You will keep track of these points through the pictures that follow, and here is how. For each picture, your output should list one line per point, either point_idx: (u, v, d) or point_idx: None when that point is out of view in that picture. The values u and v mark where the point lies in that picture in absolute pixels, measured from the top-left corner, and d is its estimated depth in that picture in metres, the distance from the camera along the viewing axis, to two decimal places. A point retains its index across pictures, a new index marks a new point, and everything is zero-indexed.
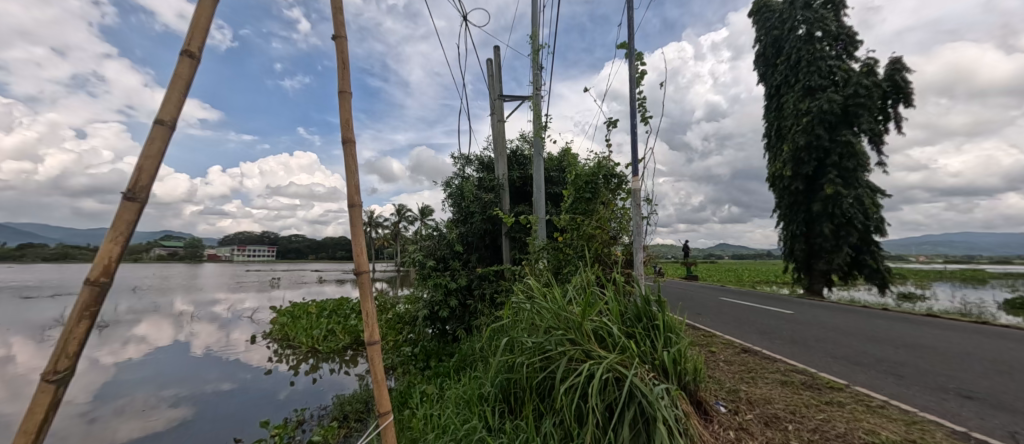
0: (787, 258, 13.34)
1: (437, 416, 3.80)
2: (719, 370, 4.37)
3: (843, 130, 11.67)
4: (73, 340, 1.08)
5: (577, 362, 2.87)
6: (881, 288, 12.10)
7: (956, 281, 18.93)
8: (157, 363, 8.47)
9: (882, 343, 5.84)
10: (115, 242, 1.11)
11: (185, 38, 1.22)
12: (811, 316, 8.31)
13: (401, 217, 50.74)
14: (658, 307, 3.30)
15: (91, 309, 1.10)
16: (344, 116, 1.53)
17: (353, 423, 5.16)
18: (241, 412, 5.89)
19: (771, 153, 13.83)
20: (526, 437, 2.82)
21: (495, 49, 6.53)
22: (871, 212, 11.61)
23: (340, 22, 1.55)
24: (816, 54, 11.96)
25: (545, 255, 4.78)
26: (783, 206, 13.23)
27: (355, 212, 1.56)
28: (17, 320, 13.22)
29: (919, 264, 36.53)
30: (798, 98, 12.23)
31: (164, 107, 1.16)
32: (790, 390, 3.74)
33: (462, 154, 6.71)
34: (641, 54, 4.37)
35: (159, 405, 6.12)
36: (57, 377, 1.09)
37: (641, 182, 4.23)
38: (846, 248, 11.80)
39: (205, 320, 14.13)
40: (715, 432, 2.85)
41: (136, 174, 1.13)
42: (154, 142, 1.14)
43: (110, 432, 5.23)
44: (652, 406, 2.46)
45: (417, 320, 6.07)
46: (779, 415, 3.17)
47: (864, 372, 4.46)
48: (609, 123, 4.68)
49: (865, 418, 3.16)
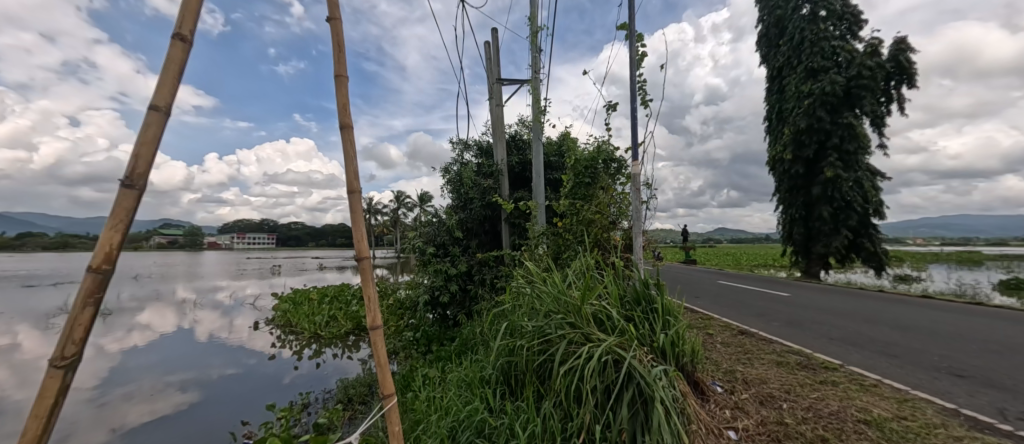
0: (785, 241, 13.46)
1: (438, 398, 3.92)
2: (716, 351, 4.45)
3: (844, 112, 11.57)
4: (79, 326, 1.10)
5: (576, 345, 2.91)
6: (879, 270, 12.21)
7: (953, 263, 19.17)
8: (161, 349, 8.56)
9: (876, 324, 5.96)
10: (116, 229, 1.12)
11: (176, 23, 1.21)
12: (807, 298, 8.44)
13: (400, 204, 50.77)
14: (658, 291, 3.35)
15: (94, 296, 1.12)
16: (341, 101, 1.53)
17: (357, 406, 5.26)
18: (247, 396, 5.99)
19: (771, 136, 13.82)
20: (526, 418, 2.88)
21: (494, 30, 6.43)
22: (871, 195, 11.58)
23: (333, 3, 1.54)
24: (819, 34, 11.78)
25: (544, 241, 4.83)
26: (782, 189, 13.26)
27: (355, 198, 1.57)
28: (20, 309, 13.30)
29: (915, 247, 36.87)
30: (800, 79, 12.13)
31: (159, 93, 1.17)
32: (786, 371, 3.81)
33: (460, 139, 6.67)
34: (642, 35, 4.34)
35: (166, 390, 6.23)
36: (65, 363, 1.12)
37: (641, 167, 4.25)
38: (845, 231, 11.85)
39: (208, 307, 14.29)
40: (711, 411, 2.92)
41: (134, 161, 1.14)
42: (150, 128, 1.15)
43: (119, 415, 5.35)
44: (651, 387, 2.52)
45: (418, 306, 6.17)
46: (774, 394, 3.24)
47: (859, 353, 4.54)
48: (609, 107, 4.66)
49: (859, 396, 3.24)
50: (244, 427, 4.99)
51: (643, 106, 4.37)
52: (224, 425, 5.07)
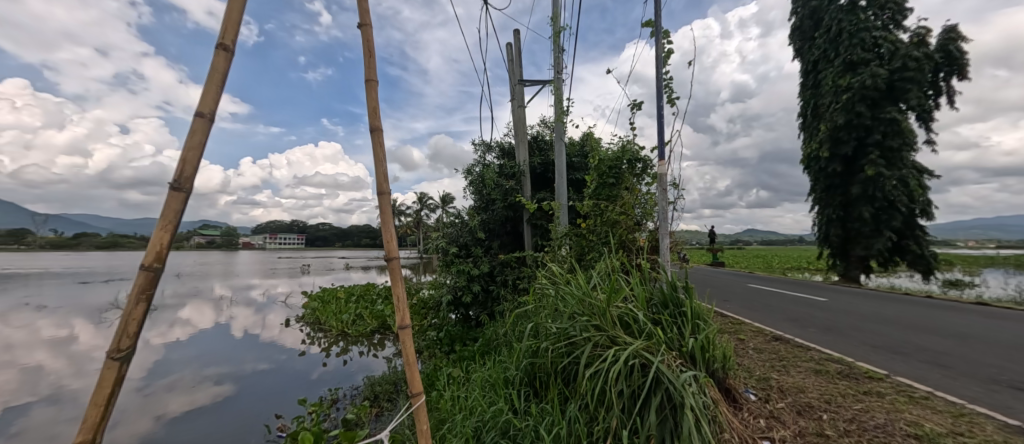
0: (821, 242, 12.89)
1: (463, 398, 3.93)
2: (748, 357, 4.30)
3: (887, 107, 10.98)
4: (133, 320, 1.17)
5: (602, 349, 2.89)
6: (926, 274, 11.52)
7: (1010, 267, 17.86)
8: (199, 344, 8.98)
9: (923, 332, 5.61)
10: (165, 230, 1.19)
11: (219, 33, 1.26)
12: (845, 303, 8.05)
13: (423, 205, 51.48)
14: (685, 293, 3.26)
15: (147, 293, 1.18)
16: (371, 104, 1.56)
17: (384, 402, 5.37)
18: (280, 391, 6.19)
19: (806, 132, 13.26)
20: (551, 421, 2.86)
21: (515, 32, 6.48)
22: (917, 195, 10.94)
23: (365, 10, 1.57)
24: (859, 24, 11.23)
25: (567, 242, 4.81)
26: (818, 189, 12.72)
27: (384, 199, 1.59)
28: (75, 304, 14.25)
29: (968, 250, 34.49)
30: (838, 73, 11.56)
31: (203, 100, 1.22)
32: (826, 379, 3.63)
33: (482, 141, 6.72)
34: (669, 32, 4.25)
35: (204, 382, 6.52)
36: (121, 354, 1.18)
37: (667, 166, 4.15)
38: (888, 232, 11.26)
39: (241, 304, 14.88)
40: (744, 420, 2.82)
41: (182, 167, 1.20)
42: (195, 134, 1.20)
43: (163, 405, 5.65)
44: (679, 393, 2.44)
45: (442, 306, 6.26)
46: (813, 404, 3.10)
47: (905, 362, 4.30)
48: (634, 107, 4.62)
49: (908, 409, 3.05)
50: (277, 420, 5.16)
51: (670, 104, 4.29)
52: (260, 417, 5.26)
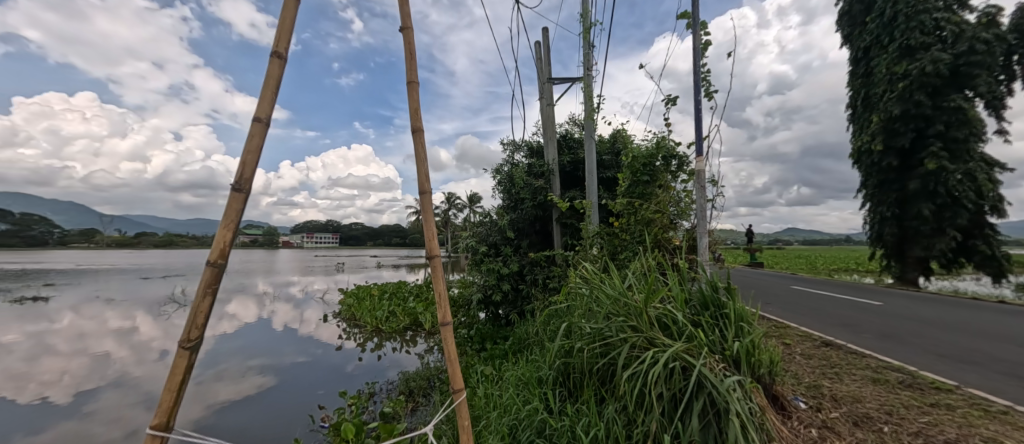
0: (873, 242, 12.09)
1: (497, 396, 3.95)
2: (795, 363, 4.10)
3: (950, 95, 10.14)
4: (200, 312, 1.25)
5: (639, 350, 2.82)
6: (996, 277, 10.57)
7: None
8: (245, 337, 9.47)
9: (994, 340, 5.17)
10: (227, 228, 1.26)
11: (274, 41, 1.33)
12: (902, 307, 7.52)
13: (453, 205, 52.19)
14: (727, 294, 3.14)
15: (212, 287, 1.26)
16: (412, 105, 1.59)
17: (418, 397, 5.49)
18: (319, 383, 6.45)
19: (857, 124, 12.45)
20: (588, 421, 2.82)
21: (543, 30, 6.43)
22: (987, 190, 10.05)
23: (406, 13, 1.61)
24: (918, 6, 10.39)
25: (598, 241, 4.74)
26: (870, 185, 11.92)
27: (426, 199, 1.63)
28: (136, 298, 15.39)
29: None
30: (893, 60, 10.77)
31: (260, 106, 1.28)
32: (884, 389, 3.40)
33: (511, 140, 6.73)
34: (706, 23, 4.10)
35: (249, 373, 6.87)
36: (190, 344, 1.26)
37: (705, 162, 4.02)
38: (952, 231, 10.41)
39: (282, 300, 15.60)
40: (794, 429, 2.69)
41: (241, 168, 1.26)
42: (254, 137, 1.27)
43: (214, 393, 6.00)
44: (724, 398, 2.36)
45: (472, 304, 6.33)
46: (871, 414, 2.91)
47: (975, 372, 3.97)
48: (669, 101, 4.49)
49: (983, 424, 2.80)
50: (320, 410, 5.38)
51: (706, 97, 4.15)
52: (304, 407, 5.51)
